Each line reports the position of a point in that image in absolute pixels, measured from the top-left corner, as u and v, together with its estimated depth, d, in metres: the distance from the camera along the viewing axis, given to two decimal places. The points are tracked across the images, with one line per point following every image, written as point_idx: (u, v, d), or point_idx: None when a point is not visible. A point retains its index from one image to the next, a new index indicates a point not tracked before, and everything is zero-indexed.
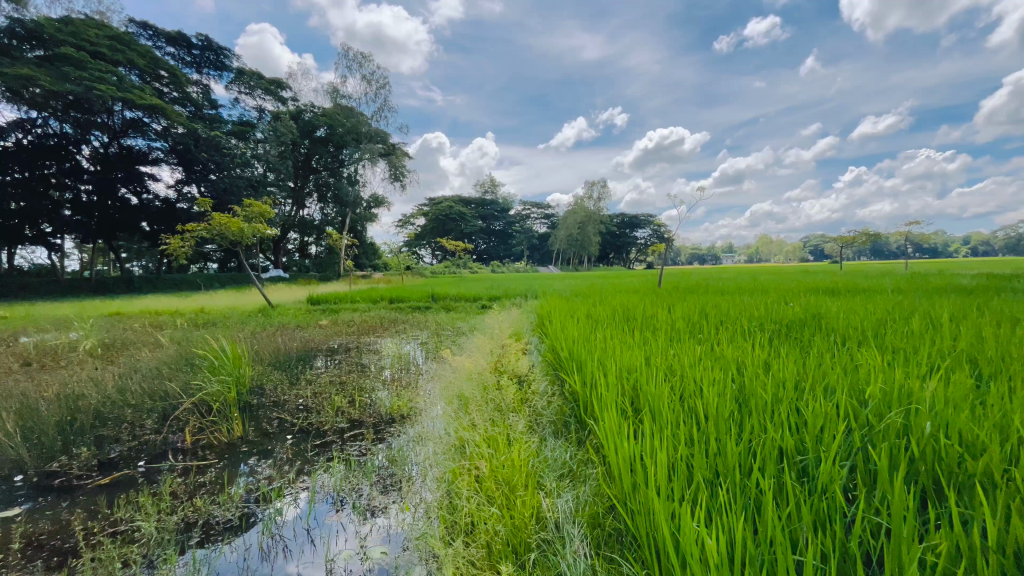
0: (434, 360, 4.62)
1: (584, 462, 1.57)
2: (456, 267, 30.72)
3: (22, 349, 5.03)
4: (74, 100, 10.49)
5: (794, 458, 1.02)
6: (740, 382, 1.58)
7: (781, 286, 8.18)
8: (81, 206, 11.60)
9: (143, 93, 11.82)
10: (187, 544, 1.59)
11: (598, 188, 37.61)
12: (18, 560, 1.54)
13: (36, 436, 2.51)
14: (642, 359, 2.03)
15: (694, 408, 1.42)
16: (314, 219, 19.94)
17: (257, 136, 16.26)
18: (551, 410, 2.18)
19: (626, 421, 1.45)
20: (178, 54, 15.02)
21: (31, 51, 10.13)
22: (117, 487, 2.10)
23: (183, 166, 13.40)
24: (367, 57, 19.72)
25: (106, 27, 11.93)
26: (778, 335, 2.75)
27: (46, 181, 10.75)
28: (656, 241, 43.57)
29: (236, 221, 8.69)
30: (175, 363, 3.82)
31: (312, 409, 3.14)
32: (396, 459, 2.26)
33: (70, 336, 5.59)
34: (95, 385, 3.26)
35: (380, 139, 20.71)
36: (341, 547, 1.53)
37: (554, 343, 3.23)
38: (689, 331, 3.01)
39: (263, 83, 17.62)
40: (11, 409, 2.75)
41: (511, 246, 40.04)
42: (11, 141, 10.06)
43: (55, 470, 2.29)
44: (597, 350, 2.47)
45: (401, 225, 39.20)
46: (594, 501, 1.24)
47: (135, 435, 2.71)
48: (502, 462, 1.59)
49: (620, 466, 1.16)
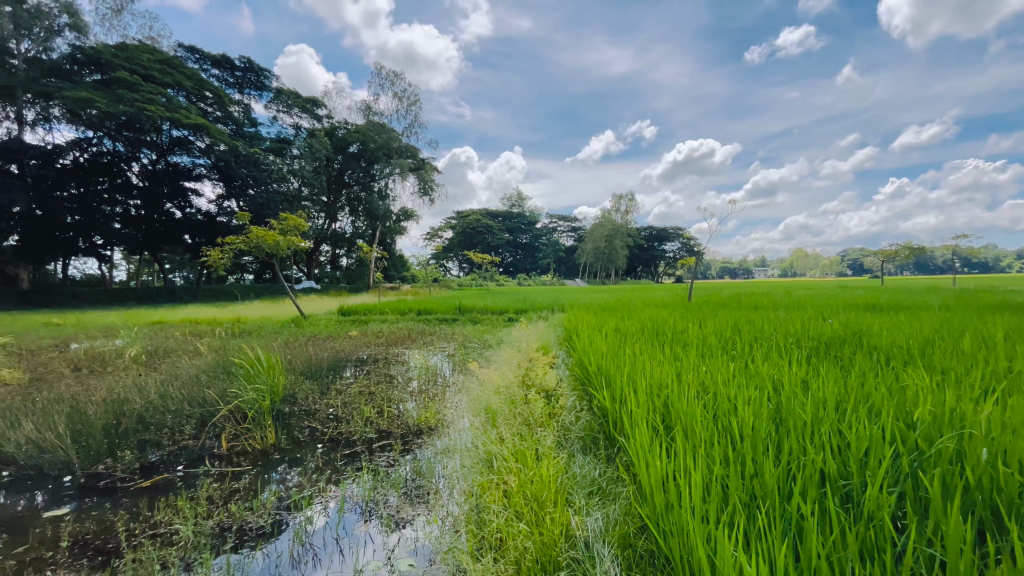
0: (461, 372, 4.64)
1: (614, 481, 1.53)
2: (483, 279, 30.91)
3: (73, 355, 5.27)
4: (127, 121, 11.29)
5: (835, 482, 0.98)
6: (777, 401, 1.54)
7: (817, 302, 7.81)
8: (130, 220, 12.20)
9: (189, 113, 12.68)
10: (221, 549, 1.64)
11: (627, 201, 37.19)
12: (66, 558, 1.61)
13: (85, 439, 2.63)
14: (673, 374, 2.00)
15: (727, 427, 1.38)
16: (345, 232, 20.50)
17: (294, 152, 16.83)
18: (580, 427, 2.14)
19: (658, 439, 1.42)
20: (222, 75, 15.83)
21: (89, 76, 10.89)
22: (157, 489, 2.18)
23: (224, 181, 13.87)
24: (399, 74, 20.19)
25: (158, 52, 12.75)
26: (816, 352, 2.66)
27: (99, 197, 11.41)
28: (687, 254, 42.86)
29: (272, 234, 8.97)
30: (212, 370, 3.97)
31: (342, 418, 3.20)
32: (424, 471, 2.26)
33: (117, 344, 5.84)
34: (138, 391, 3.40)
35: (410, 154, 21.16)
36: (369, 558, 1.54)
37: (583, 357, 3.17)
38: (722, 347, 2.93)
39: (300, 101, 18.35)
40: (62, 412, 2.91)
41: (538, 258, 40.03)
42: (70, 159, 10.68)
43: (100, 471, 2.40)
44: (626, 365, 2.43)
45: (429, 237, 39.76)
46: (624, 521, 1.21)
47: (175, 440, 2.81)
48: (531, 477, 1.57)
49: (653, 483, 1.13)
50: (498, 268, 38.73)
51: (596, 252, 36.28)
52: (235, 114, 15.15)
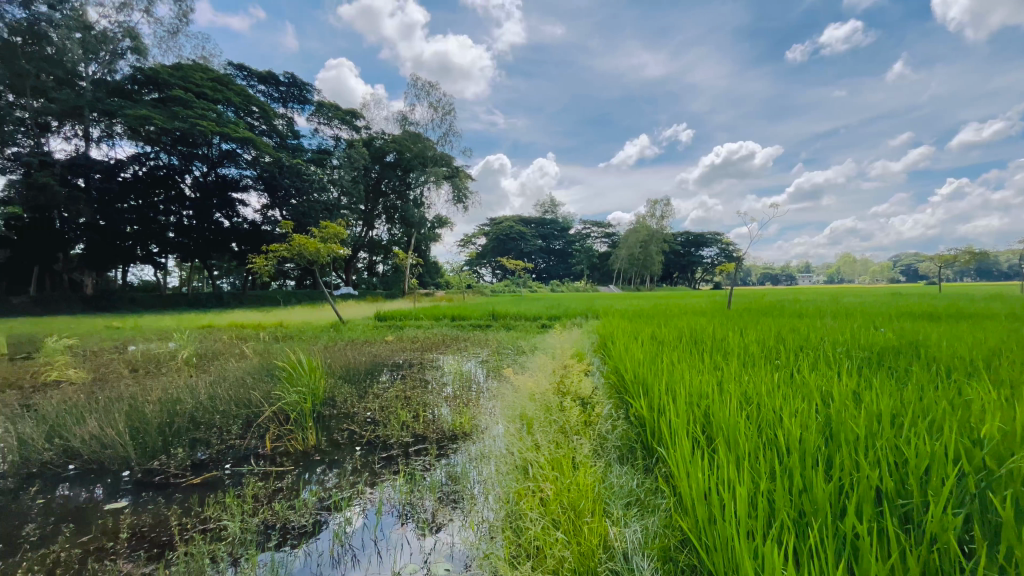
0: (495, 379, 4.64)
1: (652, 492, 1.50)
2: (516, 285, 30.89)
3: (131, 356, 5.65)
4: (180, 136, 12.09)
5: (893, 501, 0.92)
6: (826, 412, 1.47)
7: (868, 310, 7.37)
8: (183, 229, 12.92)
9: (237, 127, 13.35)
10: (265, 545, 1.69)
11: (663, 206, 36.50)
12: (125, 549, 1.71)
13: (142, 436, 2.79)
14: (713, 384, 1.94)
15: (772, 439, 1.33)
16: (382, 239, 21.12)
17: (334, 163, 17.40)
18: (616, 435, 2.11)
19: (699, 449, 1.39)
20: (268, 91, 16.64)
21: (147, 94, 11.66)
22: (206, 486, 2.28)
23: (269, 191, 14.56)
24: (434, 85, 20.59)
25: (209, 70, 13.49)
26: (868, 363, 2.52)
27: (155, 208, 12.17)
28: (726, 260, 41.58)
29: (313, 242, 9.28)
30: (257, 373, 4.12)
31: (379, 422, 3.26)
32: (458, 476, 2.28)
33: (170, 346, 6.19)
34: (190, 391, 3.57)
35: (445, 162, 21.46)
36: (406, 561, 1.55)
37: (618, 365, 3.11)
38: (764, 355, 2.83)
39: (340, 114, 19.01)
40: (122, 409, 3.09)
41: (571, 265, 39.72)
42: (130, 172, 11.45)
43: (155, 467, 2.53)
44: (664, 373, 2.39)
45: (463, 244, 40.19)
46: (665, 534, 1.18)
47: (223, 439, 2.94)
48: (567, 486, 1.56)
49: (694, 495, 1.10)
50: (531, 275, 38.73)
51: (630, 258, 35.66)
52: (279, 127, 15.87)
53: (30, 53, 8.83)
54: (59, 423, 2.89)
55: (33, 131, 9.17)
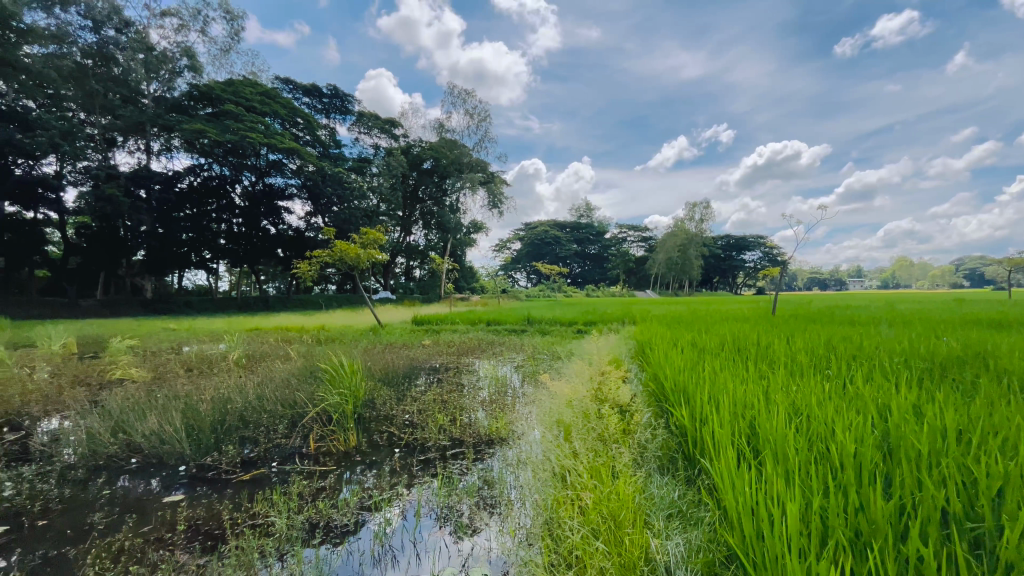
0: (531, 384, 4.64)
1: (696, 503, 1.46)
2: (551, 290, 30.75)
3: (187, 356, 5.99)
4: (232, 147, 12.69)
5: (961, 523, 0.86)
6: (882, 426, 1.39)
7: (927, 318, 6.91)
8: (233, 236, 13.71)
9: (284, 138, 13.79)
10: (310, 541, 1.75)
11: (703, 209, 35.49)
12: (182, 540, 1.80)
13: (196, 433, 2.94)
14: (760, 393, 1.86)
15: (823, 453, 1.27)
16: (419, 244, 21.87)
17: (373, 171, 17.88)
18: (657, 445, 2.06)
19: (744, 462, 1.34)
20: (312, 103, 17.37)
21: (203, 109, 12.70)
22: (255, 483, 2.38)
23: (312, 199, 15.12)
24: (470, 92, 20.87)
25: (259, 84, 14.12)
26: (929, 375, 2.37)
27: (207, 216, 12.90)
28: (770, 264, 39.97)
29: (353, 248, 9.53)
30: (301, 375, 4.27)
31: (417, 425, 3.32)
32: (494, 481, 2.28)
33: (220, 347, 6.51)
34: (239, 391, 3.73)
35: (480, 168, 21.64)
36: (444, 564, 1.56)
37: (657, 372, 3.04)
38: (814, 365, 2.70)
39: (379, 123, 19.57)
40: (180, 406, 3.28)
41: (607, 270, 39.14)
42: (186, 183, 12.26)
43: (208, 463, 2.66)
44: (705, 381, 2.32)
45: (498, 248, 40.45)
46: (708, 551, 1.14)
47: (270, 438, 3.06)
48: (607, 494, 1.54)
49: (741, 510, 1.06)
50: (566, 280, 38.57)
51: (668, 262, 34.76)
52: (323, 138, 16.45)
53: (99, 74, 9.71)
54: (123, 419, 3.09)
55: (100, 146, 9.97)
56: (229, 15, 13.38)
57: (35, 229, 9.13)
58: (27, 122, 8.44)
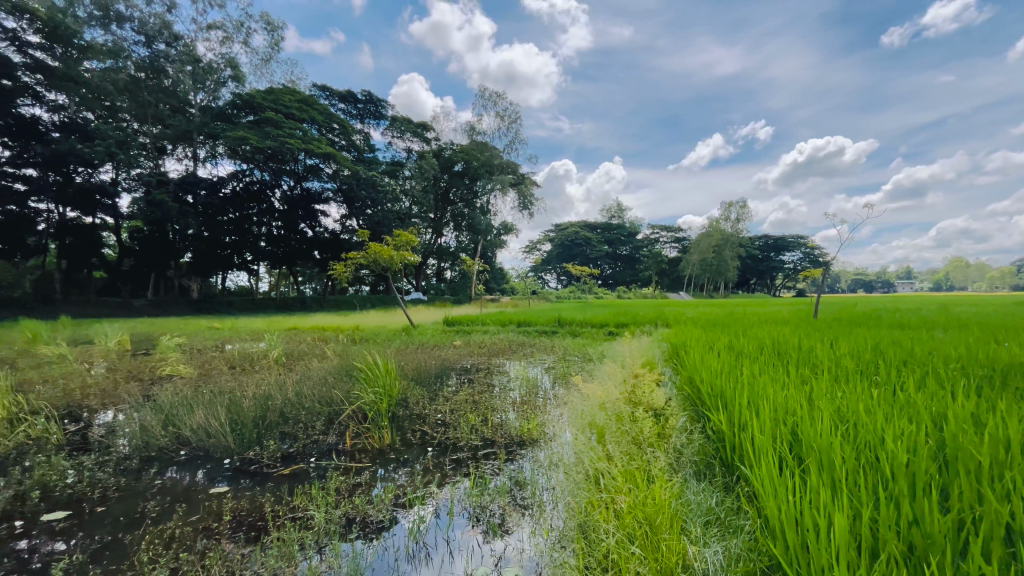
0: (562, 386, 4.60)
1: (734, 511, 1.42)
2: (582, 292, 30.46)
3: (230, 354, 6.24)
4: (272, 153, 13.13)
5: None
6: (938, 436, 1.32)
7: (985, 322, 6.47)
8: (273, 239, 14.21)
9: (321, 143, 14.19)
10: (348, 536, 1.80)
11: (739, 209, 34.44)
12: (228, 530, 1.88)
13: (239, 428, 3.06)
14: (803, 398, 1.79)
15: (874, 463, 1.21)
16: (450, 246, 22.09)
17: (405, 174, 18.19)
18: (692, 450, 2.01)
19: (786, 469, 1.29)
20: (347, 109, 17.86)
21: (245, 117, 13.22)
22: (295, 477, 2.47)
23: (347, 203, 15.50)
24: (501, 94, 20.94)
25: (297, 92, 14.60)
26: (989, 383, 2.22)
27: (249, 220, 13.39)
28: (811, 265, 38.38)
29: (386, 249, 9.69)
30: (337, 373, 4.38)
31: (449, 425, 3.36)
32: (526, 482, 2.28)
33: (261, 346, 6.76)
34: (279, 388, 3.86)
35: (511, 170, 21.65)
36: (476, 564, 1.57)
37: (692, 376, 2.98)
38: (861, 371, 2.57)
39: (412, 127, 19.92)
40: (225, 402, 3.42)
41: (639, 271, 38.43)
42: (229, 188, 12.80)
43: (252, 457, 2.77)
44: (744, 386, 2.25)
45: (529, 250, 40.44)
46: (749, 559, 1.10)
47: (308, 434, 3.16)
48: (641, 498, 1.51)
49: (784, 520, 1.02)
50: (597, 281, 38.12)
51: (703, 263, 33.83)
52: (357, 142, 16.87)
53: (151, 86, 10.30)
54: (172, 413, 3.25)
55: (152, 155, 10.60)
56: (269, 26, 13.92)
57: (94, 232, 9.63)
58: (87, 133, 9.07)
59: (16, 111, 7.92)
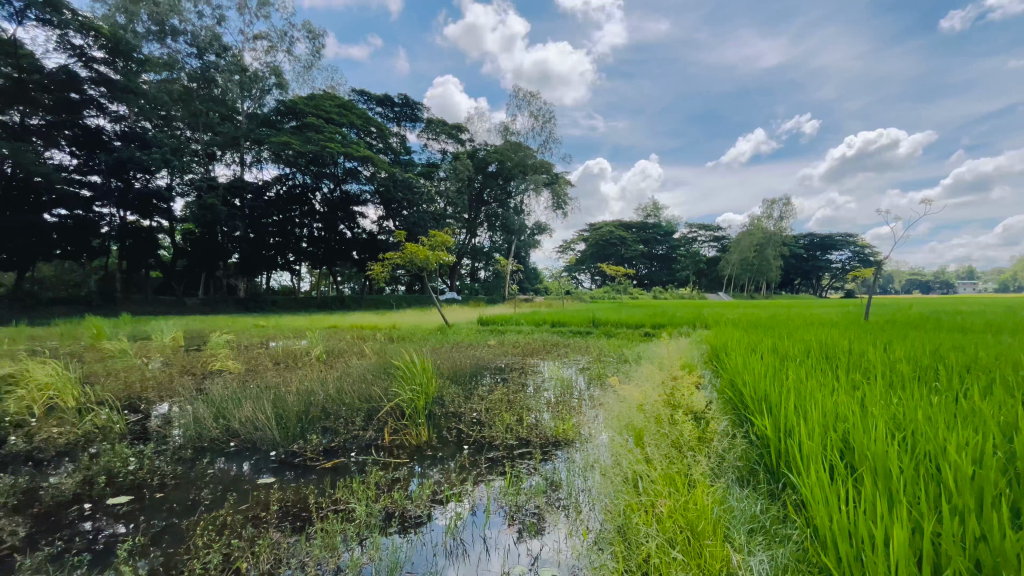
0: (598, 387, 4.55)
1: (780, 519, 1.37)
2: (616, 292, 30.02)
3: (275, 351, 6.51)
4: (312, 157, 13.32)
5: None
6: (1003, 448, 1.24)
7: None
8: (314, 240, 14.66)
9: (359, 146, 14.52)
10: (388, 529, 1.85)
11: (783, 205, 33.08)
12: (274, 519, 1.97)
13: (284, 421, 3.18)
14: (854, 404, 1.71)
15: (936, 474, 1.14)
16: (483, 246, 22.24)
17: (441, 176, 18.43)
18: (735, 455, 1.95)
19: (837, 477, 1.24)
20: (384, 112, 18.28)
21: (287, 122, 13.76)
22: (336, 470, 2.54)
23: (385, 204, 15.84)
24: (535, 93, 20.88)
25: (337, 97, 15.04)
26: None
27: (292, 222, 13.86)
28: (861, 265, 36.44)
29: (422, 250, 9.84)
30: (376, 371, 4.49)
31: (484, 423, 3.39)
32: (562, 483, 2.27)
33: (302, 343, 7.01)
34: (321, 384, 3.99)
35: (545, 170, 21.51)
36: (513, 562, 1.59)
37: (735, 378, 2.89)
38: (918, 377, 2.41)
39: (447, 128, 20.16)
40: (271, 396, 3.56)
41: (676, 271, 37.53)
42: (274, 191, 13.32)
43: (296, 450, 2.88)
44: (789, 391, 2.16)
45: (562, 250, 40.23)
46: (797, 569, 1.07)
47: (348, 430, 3.25)
48: (683, 502, 1.48)
49: (836, 531, 0.98)
50: (632, 281, 37.47)
51: (743, 263, 32.68)
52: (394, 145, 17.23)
53: (202, 95, 10.82)
54: (223, 406, 3.41)
55: (202, 161, 11.12)
56: (311, 34, 14.40)
57: (152, 233, 10.41)
58: (146, 141, 9.76)
59: (82, 121, 8.91)
